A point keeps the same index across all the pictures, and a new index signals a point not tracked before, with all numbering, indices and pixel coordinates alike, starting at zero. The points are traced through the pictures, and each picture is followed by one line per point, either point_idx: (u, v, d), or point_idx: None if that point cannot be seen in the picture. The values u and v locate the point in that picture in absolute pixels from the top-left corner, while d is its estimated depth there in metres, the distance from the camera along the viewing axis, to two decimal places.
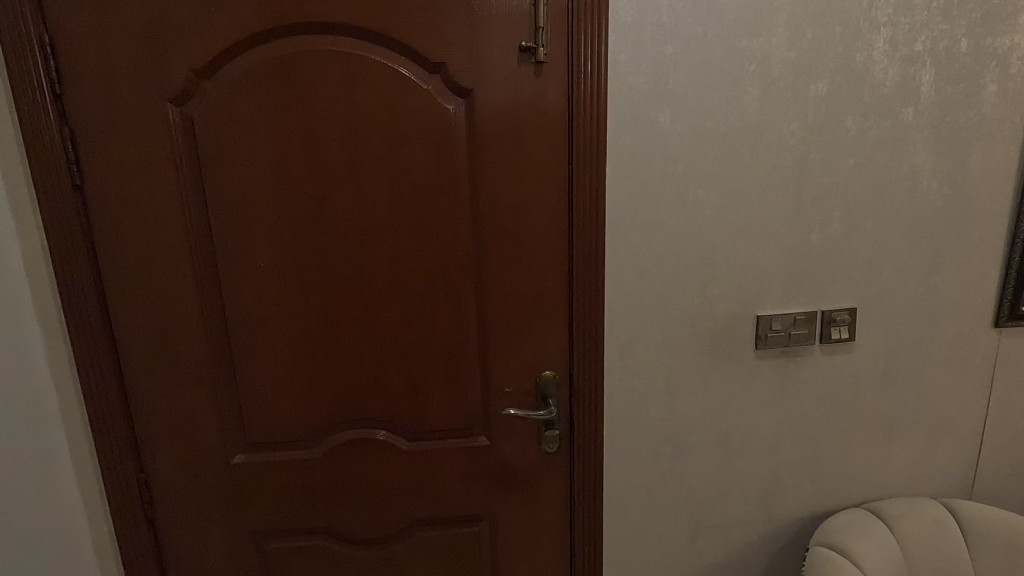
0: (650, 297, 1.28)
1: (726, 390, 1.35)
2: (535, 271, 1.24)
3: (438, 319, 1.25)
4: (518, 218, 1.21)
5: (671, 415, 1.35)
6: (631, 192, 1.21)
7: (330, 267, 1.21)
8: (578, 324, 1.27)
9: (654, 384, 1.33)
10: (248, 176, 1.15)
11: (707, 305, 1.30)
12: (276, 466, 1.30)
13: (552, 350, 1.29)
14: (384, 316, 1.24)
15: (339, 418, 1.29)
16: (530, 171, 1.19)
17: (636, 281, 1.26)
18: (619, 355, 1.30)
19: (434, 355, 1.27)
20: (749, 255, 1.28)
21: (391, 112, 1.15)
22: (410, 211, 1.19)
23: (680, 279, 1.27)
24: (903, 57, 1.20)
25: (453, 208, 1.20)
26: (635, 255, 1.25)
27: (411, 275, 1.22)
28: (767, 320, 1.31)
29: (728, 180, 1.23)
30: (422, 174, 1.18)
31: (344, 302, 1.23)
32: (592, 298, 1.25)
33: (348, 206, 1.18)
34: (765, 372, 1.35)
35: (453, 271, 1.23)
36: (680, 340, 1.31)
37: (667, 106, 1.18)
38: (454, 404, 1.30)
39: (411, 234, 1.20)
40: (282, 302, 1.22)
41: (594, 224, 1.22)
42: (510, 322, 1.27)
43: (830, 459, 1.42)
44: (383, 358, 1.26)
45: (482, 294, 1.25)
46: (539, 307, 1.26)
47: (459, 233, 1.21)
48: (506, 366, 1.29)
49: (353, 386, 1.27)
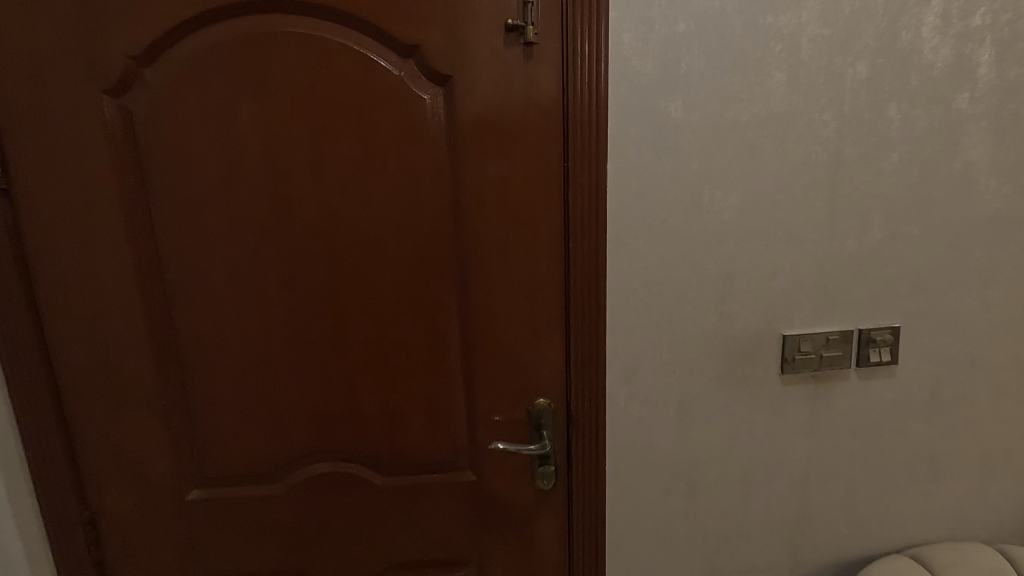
0: (660, 314, 1.11)
1: (747, 420, 1.18)
2: (527, 287, 1.09)
3: (417, 341, 1.10)
4: (507, 227, 1.06)
5: (684, 447, 1.19)
6: (637, 194, 1.05)
7: (294, 282, 1.06)
8: (576, 345, 1.11)
9: (665, 413, 1.16)
10: (199, 178, 1.01)
11: (725, 322, 1.13)
12: (236, 502, 1.16)
13: (546, 374, 1.13)
14: (356, 339, 1.09)
15: (308, 450, 1.15)
16: (520, 172, 1.04)
17: (643, 296, 1.10)
18: (623, 381, 1.14)
19: (414, 381, 1.12)
20: (774, 266, 1.11)
21: (360, 104, 1.00)
22: (383, 219, 1.04)
23: (694, 293, 1.11)
24: (957, 33, 1.03)
25: (431, 214, 1.05)
26: (642, 266, 1.09)
27: (386, 292, 1.08)
28: (794, 340, 1.14)
29: (750, 178, 1.06)
30: (396, 177, 1.03)
31: (311, 322, 1.08)
32: (592, 315, 1.09)
33: (312, 213, 1.03)
34: (793, 399, 1.18)
35: (434, 286, 1.08)
36: (694, 362, 1.14)
37: (678, 93, 1.02)
38: (437, 435, 1.15)
39: (385, 245, 1.05)
40: (239, 322, 1.07)
41: (594, 230, 1.06)
42: (498, 344, 1.11)
43: (868, 497, 1.24)
44: (356, 384, 1.12)
45: (467, 313, 1.10)
46: (531, 327, 1.11)
47: (439, 240, 1.06)
48: (494, 393, 1.14)
49: (321, 415, 1.13)
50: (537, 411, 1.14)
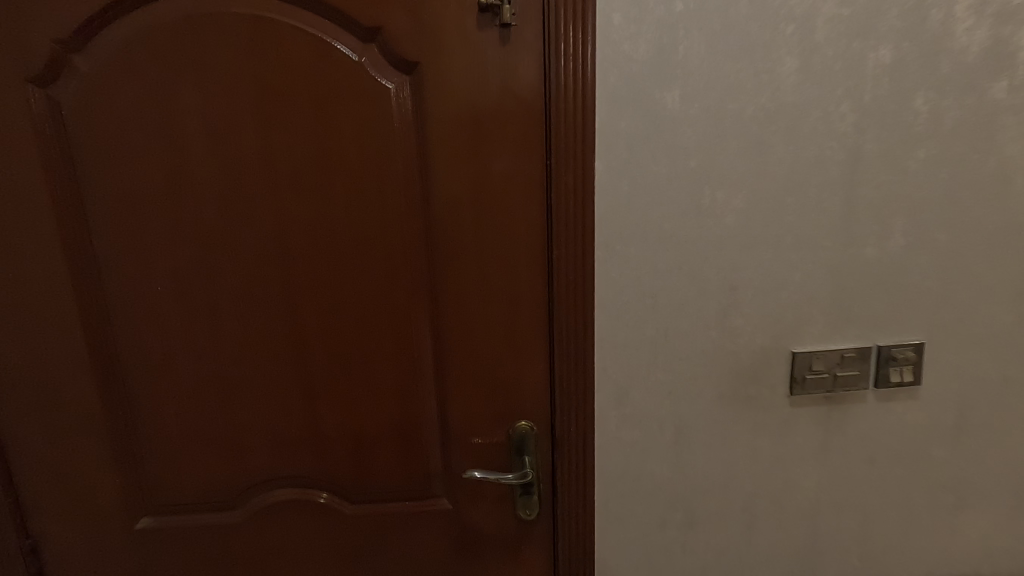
0: (654, 329, 1.00)
1: (752, 445, 1.07)
2: (506, 298, 0.98)
3: (384, 358, 1.00)
4: (483, 232, 0.95)
5: (681, 475, 1.08)
6: (629, 196, 0.94)
7: (247, 293, 0.96)
8: (561, 363, 1.00)
9: (660, 438, 1.06)
10: (139, 176, 0.91)
11: (728, 338, 1.02)
12: (189, 531, 1.06)
13: (528, 394, 1.03)
14: (317, 355, 0.99)
15: (267, 475, 1.05)
16: (497, 171, 0.93)
17: (636, 309, 0.99)
18: (614, 403, 1.03)
19: (382, 401, 1.02)
20: (783, 276, 0.99)
21: (317, 94, 0.89)
22: (344, 223, 0.94)
23: (693, 306, 1.00)
24: (995, 13, 0.90)
25: (398, 219, 0.94)
26: (634, 276, 0.97)
27: (349, 304, 0.97)
28: (805, 358, 1.02)
29: (757, 178, 0.95)
30: (358, 176, 0.92)
31: (267, 336, 0.98)
32: (578, 330, 0.98)
33: (265, 215, 0.93)
34: (802, 423, 1.06)
35: (403, 297, 0.97)
36: (692, 383, 1.03)
37: (675, 81, 0.90)
38: (409, 460, 1.05)
39: (347, 252, 0.95)
40: (187, 335, 0.97)
41: (580, 235, 0.94)
42: (474, 361, 1.01)
43: (885, 529, 1.13)
44: (318, 403, 1.02)
45: (439, 327, 0.99)
46: (511, 343, 1.00)
47: (407, 247, 0.95)
48: (472, 414, 1.04)
49: (281, 437, 1.03)
50: (518, 434, 1.04)
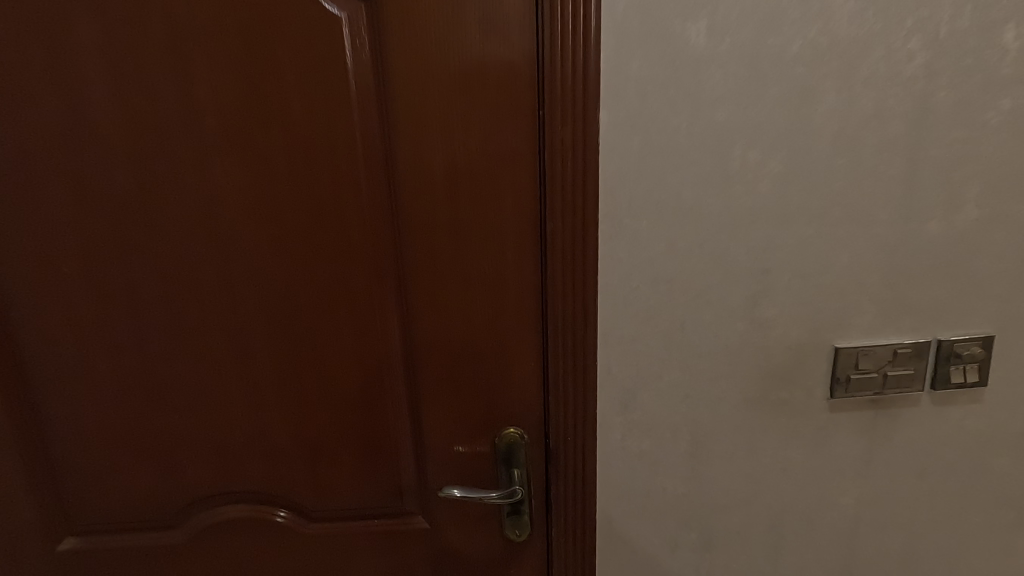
0: (669, 320, 0.83)
1: (782, 455, 0.91)
2: (488, 283, 0.81)
3: (343, 354, 0.84)
4: (459, 203, 0.78)
5: (697, 490, 0.92)
6: (641, 157, 0.76)
7: (172, 276, 0.79)
8: (555, 360, 0.84)
9: (673, 447, 0.89)
10: (32, 131, 0.73)
11: (758, 332, 0.84)
12: (120, 554, 0.91)
13: (516, 396, 0.87)
14: (263, 351, 0.83)
15: (209, 490, 0.89)
16: (477, 126, 0.75)
17: (647, 297, 0.82)
18: (619, 407, 0.87)
19: (343, 404, 0.87)
20: (827, 256, 0.81)
21: (248, 28, 0.71)
22: (288, 191, 0.77)
23: (716, 293, 0.82)
24: None
25: (353, 186, 0.77)
26: (646, 256, 0.80)
27: (297, 289, 0.81)
28: (850, 355, 0.85)
29: (801, 135, 0.76)
30: (303, 134, 0.75)
31: (201, 328, 0.82)
32: (576, 322, 0.81)
33: (189, 181, 0.76)
34: (842, 430, 0.90)
35: (362, 281, 0.81)
36: (713, 384, 0.86)
37: (702, 9, 0.71)
38: (378, 471, 0.90)
39: (293, 226, 0.78)
40: (103, 327, 0.81)
41: (579, 206, 0.77)
42: (452, 358, 0.85)
43: (932, 550, 0.97)
44: (267, 407, 0.86)
45: (408, 317, 0.83)
46: (495, 337, 0.84)
47: (366, 221, 0.78)
48: (451, 419, 0.88)
49: (223, 446, 0.87)
50: (506, 442, 0.88)
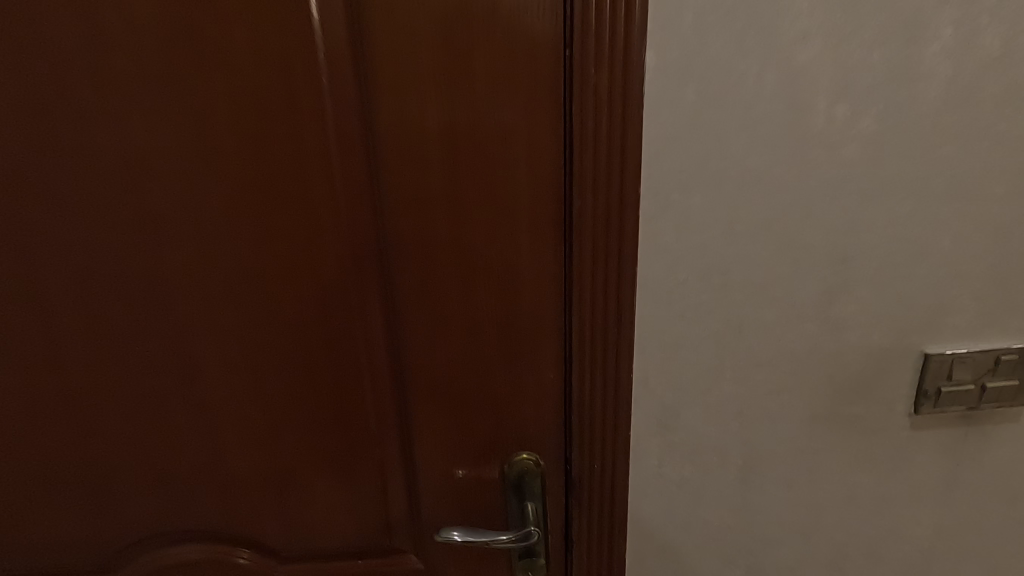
0: (722, 321, 0.66)
1: (850, 481, 0.75)
2: (495, 276, 0.65)
3: (313, 363, 0.67)
4: (458, 174, 0.61)
5: (746, 521, 0.76)
6: (697, 113, 0.58)
7: (93, 267, 0.63)
8: (580, 371, 0.67)
9: (719, 472, 0.74)
10: None
11: (831, 335, 0.68)
12: None
13: (530, 413, 0.71)
14: (213, 361, 0.67)
15: (153, 526, 0.73)
16: (482, 71, 0.58)
17: (697, 293, 0.65)
18: (656, 426, 0.71)
19: (316, 425, 0.70)
20: (925, 241, 0.64)
21: None
22: (235, 158, 0.60)
23: (783, 289, 0.65)
24: None
25: (320, 151, 0.60)
26: (698, 242, 0.63)
27: (253, 284, 0.64)
28: (942, 364, 0.69)
29: (904, 83, 0.58)
30: (253, 81, 0.57)
31: (133, 332, 0.65)
32: (607, 325, 0.65)
33: (106, 145, 0.59)
34: (924, 451, 0.74)
35: (335, 274, 0.64)
36: (773, 398, 0.70)
37: None
38: (361, 503, 0.75)
39: (244, 204, 0.61)
40: (12, 331, 0.65)
41: (614, 177, 0.59)
42: (451, 368, 0.68)
43: None
44: (221, 429, 0.70)
45: (395, 318, 0.67)
46: (504, 342, 0.67)
47: (338, 196, 0.61)
48: (450, 442, 0.72)
49: (168, 475, 0.71)
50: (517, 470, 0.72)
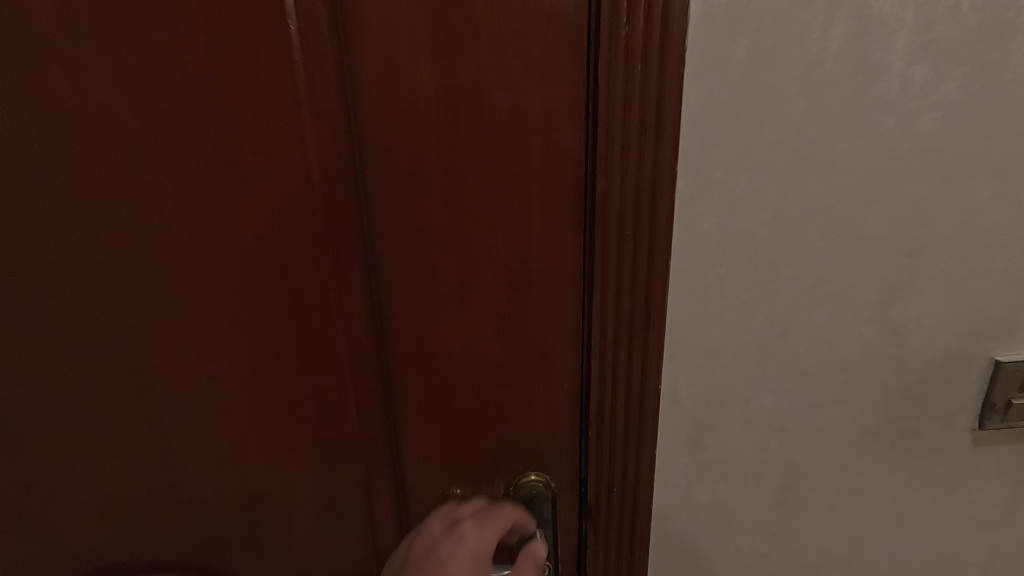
0: (766, 325, 0.57)
1: (901, 505, 0.66)
2: (501, 270, 0.55)
3: (287, 370, 0.58)
4: (457, 149, 0.51)
5: (782, 548, 0.68)
6: (748, 75, 0.48)
7: (19, 258, 0.52)
8: (599, 380, 0.58)
9: (755, 494, 0.65)
10: None
11: (890, 341, 0.58)
12: None
13: (540, 429, 0.61)
14: (168, 370, 0.57)
15: (105, 557, 0.64)
16: (487, 22, 0.47)
17: (738, 292, 0.55)
18: (685, 443, 0.62)
19: (291, 442, 0.61)
20: (1005, 232, 0.55)
21: None
22: (187, 127, 0.49)
23: (839, 287, 0.56)
24: None
25: (290, 118, 0.50)
26: (742, 231, 0.53)
27: (213, 278, 0.54)
28: (1014, 373, 0.60)
29: (998, 39, 0.48)
30: (205, 33, 0.47)
31: (70, 336, 0.55)
32: (632, 329, 0.55)
33: (23, 108, 0.48)
34: (986, 470, 0.65)
35: (312, 267, 0.54)
36: (820, 412, 0.61)
37: None
38: (348, 526, 0.66)
39: (199, 182, 0.51)
40: None
41: (646, 154, 0.49)
42: (448, 378, 0.59)
43: None
44: (179, 448, 0.60)
45: (382, 319, 0.57)
46: (511, 348, 0.58)
47: (313, 175, 0.52)
48: (449, 462, 0.62)
49: (119, 499, 0.61)
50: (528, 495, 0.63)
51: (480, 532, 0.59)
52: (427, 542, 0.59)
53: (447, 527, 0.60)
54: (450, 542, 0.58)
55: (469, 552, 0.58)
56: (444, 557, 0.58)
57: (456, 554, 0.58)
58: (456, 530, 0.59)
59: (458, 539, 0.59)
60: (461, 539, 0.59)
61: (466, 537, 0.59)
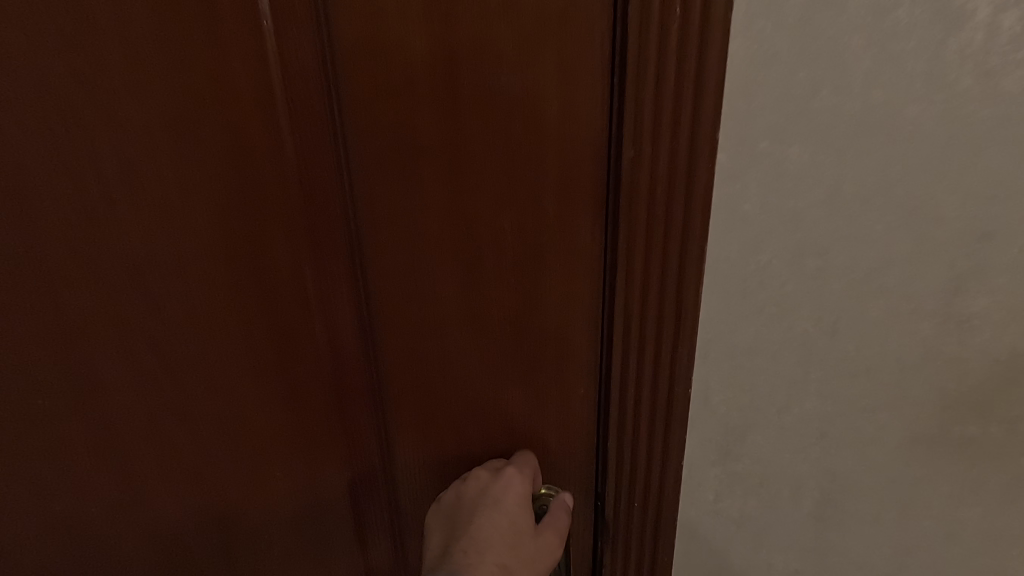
0: (811, 320, 0.50)
1: (954, 520, 0.59)
2: (508, 259, 0.47)
3: (262, 372, 0.51)
4: (455, 115, 0.43)
5: (817, 563, 0.61)
6: (805, 21, 0.40)
7: None
8: (620, 381, 0.51)
9: (790, 507, 0.58)
10: None
11: (951, 338, 0.51)
12: None
13: (552, 437, 0.54)
14: (122, 376, 0.49)
15: None
16: None
17: (780, 281, 0.48)
18: (716, 453, 0.55)
19: (269, 452, 0.54)
20: None
21: None
22: (131, 86, 0.41)
23: (896, 276, 0.48)
24: None
25: (257, 82, 0.42)
26: (790, 211, 0.45)
27: (171, 268, 0.46)
28: None
29: None
30: None
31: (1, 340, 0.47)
32: (660, 324, 0.48)
33: None
34: None
35: (287, 254, 0.47)
36: (866, 418, 0.54)
37: None
38: (337, 541, 0.60)
39: (149, 155, 0.43)
40: None
41: (682, 120, 0.42)
42: (447, 383, 0.52)
43: None
44: (139, 463, 0.52)
45: (369, 313, 0.50)
46: (520, 349, 0.51)
47: (285, 146, 0.45)
48: (447, 474, 0.56)
49: (73, 520, 0.54)
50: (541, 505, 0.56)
51: (524, 477, 0.52)
52: (472, 489, 0.52)
53: (493, 471, 0.53)
54: (497, 491, 0.51)
55: (521, 500, 0.52)
56: (495, 506, 0.51)
57: (507, 503, 0.51)
58: (503, 475, 0.52)
59: (508, 485, 0.51)
60: (511, 486, 0.51)
61: (516, 485, 0.52)
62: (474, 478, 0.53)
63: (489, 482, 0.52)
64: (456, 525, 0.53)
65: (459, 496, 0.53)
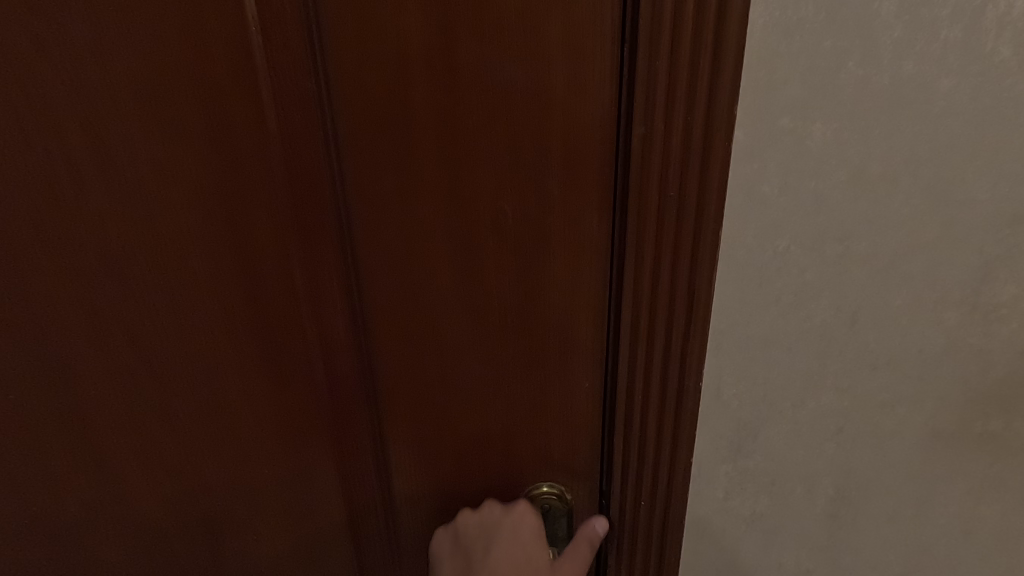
0: (830, 310, 0.47)
1: (973, 517, 0.57)
2: (508, 247, 0.44)
3: (249, 367, 0.48)
4: (453, 90, 0.40)
5: (831, 562, 0.59)
6: None
7: None
8: (628, 376, 0.49)
9: (804, 505, 0.56)
10: None
11: (978, 329, 0.48)
12: None
13: (556, 434, 0.52)
14: (100, 372, 0.47)
15: None
16: None
17: (799, 269, 0.45)
18: (727, 449, 0.53)
19: (257, 450, 0.51)
20: None
21: None
22: (99, 55, 0.38)
23: (921, 263, 0.45)
24: None
25: (239, 54, 0.39)
26: (811, 193, 0.43)
27: (147, 255, 0.43)
28: None
29: None
30: None
31: None
32: (672, 314, 0.46)
33: None
34: None
35: (272, 241, 0.44)
36: (886, 413, 0.51)
37: None
38: (329, 542, 0.57)
39: (120, 131, 0.40)
40: None
41: (697, 95, 0.39)
42: (445, 378, 0.49)
43: None
44: (121, 462, 0.50)
45: (362, 304, 0.47)
46: (520, 341, 0.48)
47: (270, 125, 0.41)
48: (444, 473, 0.53)
49: (47, 522, 0.51)
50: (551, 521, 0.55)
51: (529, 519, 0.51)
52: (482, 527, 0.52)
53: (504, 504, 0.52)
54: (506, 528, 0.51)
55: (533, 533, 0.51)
56: (508, 539, 0.51)
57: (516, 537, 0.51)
58: (515, 508, 0.51)
59: (519, 520, 0.51)
60: (524, 520, 0.51)
61: (530, 520, 0.51)
62: (487, 507, 0.52)
63: (502, 516, 0.52)
64: (467, 559, 0.53)
65: (468, 528, 0.52)
